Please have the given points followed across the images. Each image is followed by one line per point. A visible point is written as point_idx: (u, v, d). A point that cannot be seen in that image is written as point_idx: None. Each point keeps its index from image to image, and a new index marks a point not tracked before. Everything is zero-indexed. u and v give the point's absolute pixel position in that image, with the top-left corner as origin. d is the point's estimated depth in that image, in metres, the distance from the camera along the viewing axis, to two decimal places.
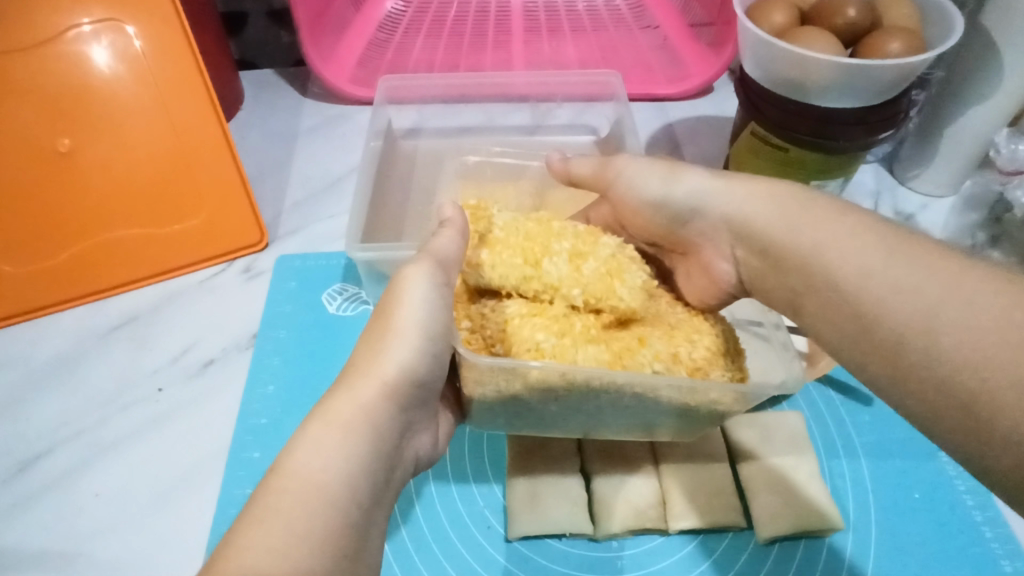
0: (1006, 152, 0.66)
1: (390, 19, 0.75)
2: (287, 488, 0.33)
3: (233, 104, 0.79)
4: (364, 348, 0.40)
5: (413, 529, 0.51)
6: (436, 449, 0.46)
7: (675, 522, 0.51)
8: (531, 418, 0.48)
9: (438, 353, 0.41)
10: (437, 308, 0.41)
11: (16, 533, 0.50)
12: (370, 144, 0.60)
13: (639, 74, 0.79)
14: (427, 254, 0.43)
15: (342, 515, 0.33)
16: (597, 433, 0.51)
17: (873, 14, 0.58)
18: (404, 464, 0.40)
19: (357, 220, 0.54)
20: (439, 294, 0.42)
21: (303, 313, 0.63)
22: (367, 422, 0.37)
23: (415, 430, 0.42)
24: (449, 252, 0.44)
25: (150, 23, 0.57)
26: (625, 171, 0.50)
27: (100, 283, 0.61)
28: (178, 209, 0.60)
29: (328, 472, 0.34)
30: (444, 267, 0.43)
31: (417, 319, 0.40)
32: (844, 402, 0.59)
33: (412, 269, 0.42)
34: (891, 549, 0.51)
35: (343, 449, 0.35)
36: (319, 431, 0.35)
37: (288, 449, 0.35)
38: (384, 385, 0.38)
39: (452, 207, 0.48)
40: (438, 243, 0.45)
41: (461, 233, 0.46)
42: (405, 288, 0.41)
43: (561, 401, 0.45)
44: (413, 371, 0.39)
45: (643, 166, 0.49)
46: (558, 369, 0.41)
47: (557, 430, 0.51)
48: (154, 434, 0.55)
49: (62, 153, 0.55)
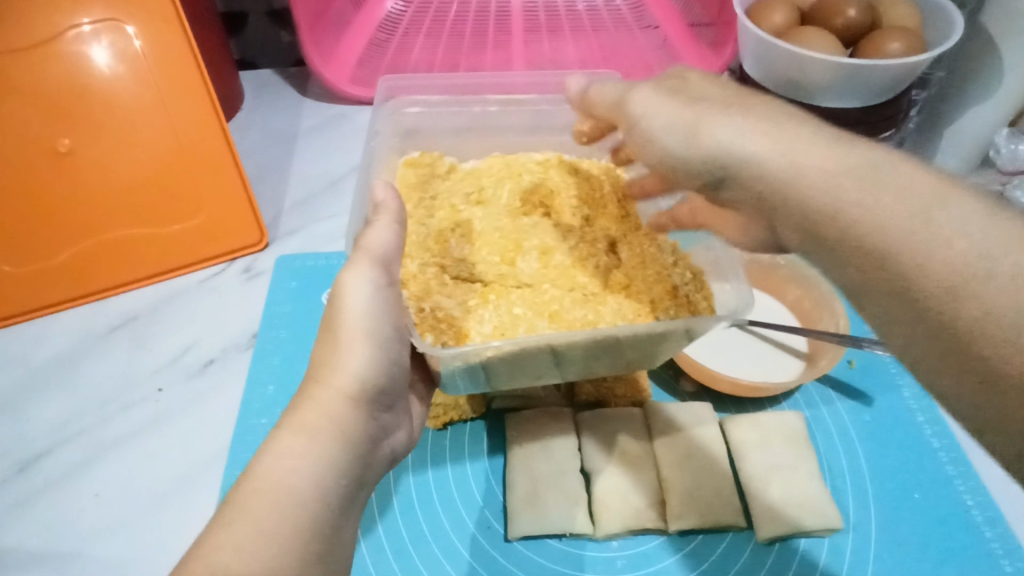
0: (1006, 152, 0.65)
1: (390, 18, 0.75)
2: (259, 490, 0.33)
3: (233, 104, 0.79)
4: (321, 351, 0.40)
5: (404, 501, 0.53)
6: (412, 441, 0.47)
7: (674, 522, 0.51)
8: (503, 375, 0.47)
9: (392, 358, 0.41)
10: (380, 303, 0.40)
11: (16, 534, 0.50)
12: (370, 144, 0.60)
13: (638, 74, 0.78)
14: (362, 250, 0.40)
15: (314, 516, 0.34)
16: (569, 373, 0.49)
17: (874, 14, 0.58)
18: (378, 461, 0.41)
19: (356, 222, 0.52)
20: (383, 296, 0.40)
21: (304, 314, 0.63)
22: (337, 430, 0.37)
23: (388, 430, 0.43)
24: (385, 245, 0.41)
25: (149, 22, 0.57)
26: (645, 115, 0.40)
27: (99, 283, 0.61)
28: (176, 209, 0.60)
29: (299, 477, 0.34)
30: (384, 263, 0.41)
31: (362, 330, 0.39)
32: (843, 401, 0.59)
33: (350, 273, 0.39)
34: (892, 547, 0.51)
35: (314, 455, 0.35)
36: (287, 440, 0.35)
37: (259, 456, 0.35)
38: (349, 397, 0.38)
39: (383, 185, 0.43)
40: (373, 235, 0.41)
41: (397, 220, 0.43)
42: (344, 296, 0.39)
43: (537, 359, 0.45)
44: (368, 377, 0.39)
45: (666, 106, 0.39)
46: (522, 344, 0.41)
47: (528, 379, 0.50)
48: (153, 434, 0.55)
49: (62, 153, 0.55)
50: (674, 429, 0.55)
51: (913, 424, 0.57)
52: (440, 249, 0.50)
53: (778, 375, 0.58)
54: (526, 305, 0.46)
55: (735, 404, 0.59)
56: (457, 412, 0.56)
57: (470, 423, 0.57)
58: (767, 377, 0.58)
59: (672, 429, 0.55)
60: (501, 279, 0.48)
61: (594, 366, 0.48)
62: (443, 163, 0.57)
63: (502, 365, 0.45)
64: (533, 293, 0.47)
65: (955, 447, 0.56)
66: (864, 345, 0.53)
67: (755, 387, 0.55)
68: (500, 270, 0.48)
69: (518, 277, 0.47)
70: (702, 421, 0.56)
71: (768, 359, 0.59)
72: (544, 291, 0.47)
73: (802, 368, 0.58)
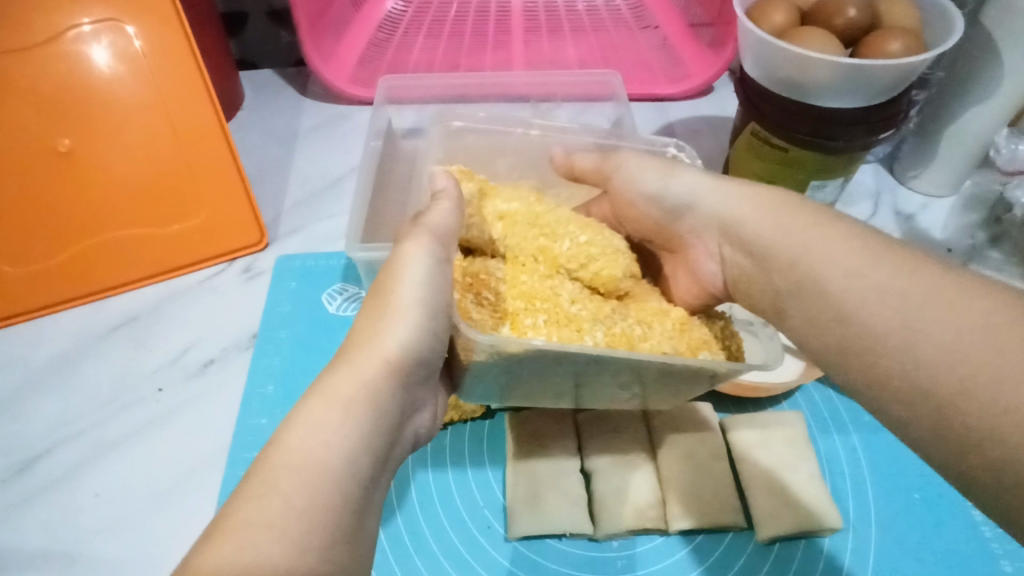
0: (1006, 152, 0.68)
1: (390, 19, 0.75)
2: (286, 463, 0.32)
3: (233, 103, 0.79)
4: (363, 322, 0.40)
5: (404, 503, 0.53)
6: (435, 427, 0.46)
7: (674, 522, 0.51)
8: (528, 378, 0.46)
9: (438, 331, 0.40)
10: (436, 275, 0.41)
11: (16, 533, 0.50)
12: (370, 144, 0.59)
13: (639, 73, 0.80)
14: (423, 226, 0.43)
15: (344, 492, 0.33)
16: (586, 402, 0.52)
17: (873, 14, 0.58)
18: (403, 444, 0.40)
19: (356, 221, 0.53)
20: (438, 270, 0.41)
21: (303, 314, 0.63)
22: (369, 401, 0.36)
23: (416, 409, 0.42)
24: (444, 225, 0.43)
25: (149, 23, 0.57)
26: (621, 163, 0.51)
27: (102, 282, 0.61)
28: (178, 208, 0.60)
29: (330, 450, 0.33)
30: (443, 241, 0.43)
31: (416, 297, 0.39)
32: (843, 401, 0.59)
33: (410, 243, 0.41)
34: (892, 548, 0.51)
35: (343, 429, 0.34)
36: (320, 409, 0.35)
37: (288, 427, 0.34)
38: (387, 364, 0.37)
39: (444, 175, 0.48)
40: (435, 215, 0.44)
41: (456, 205, 0.46)
42: (405, 264, 0.40)
43: (570, 364, 0.43)
44: (413, 349, 0.39)
45: (642, 160, 0.50)
46: (556, 349, 0.41)
47: (550, 391, 0.50)
48: (154, 434, 0.55)
49: (62, 152, 0.55)
50: (678, 425, 0.56)
51: None
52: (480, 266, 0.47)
53: (781, 375, 0.58)
54: (548, 314, 0.45)
55: (735, 404, 0.59)
56: (457, 412, 0.56)
57: (470, 422, 0.57)
58: (768, 380, 0.58)
59: (673, 421, 0.56)
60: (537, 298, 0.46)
61: (629, 382, 0.47)
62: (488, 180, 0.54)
63: (529, 369, 0.44)
64: (562, 314, 0.45)
65: None
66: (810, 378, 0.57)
67: (755, 386, 0.57)
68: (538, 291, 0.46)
69: (532, 291, 0.46)
70: (704, 421, 0.56)
71: None
72: (578, 314, 0.45)
73: (802, 369, 0.58)
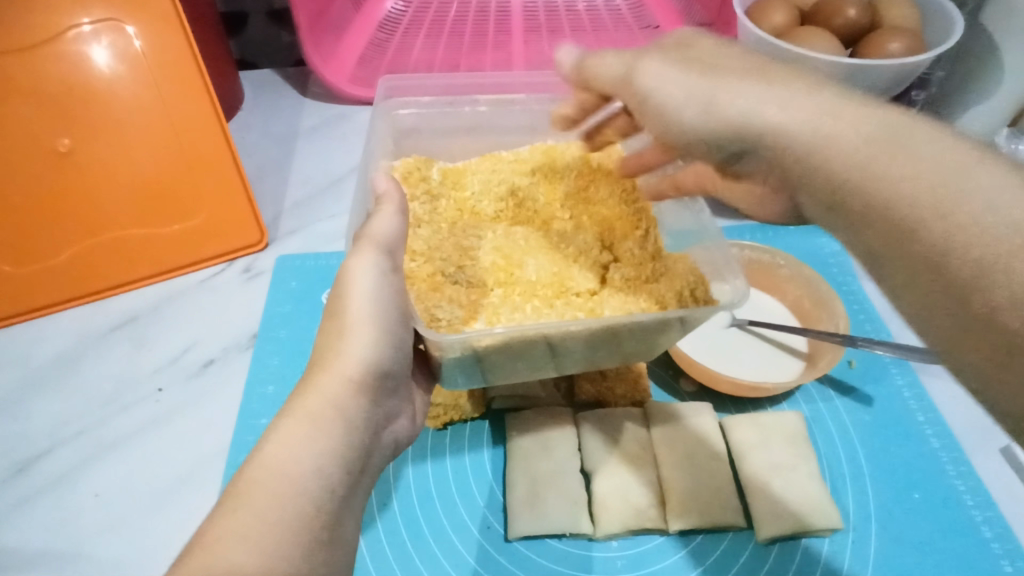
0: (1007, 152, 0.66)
1: (390, 18, 0.75)
2: (263, 477, 0.32)
3: (233, 103, 0.79)
4: (324, 339, 0.39)
5: (405, 502, 0.53)
6: (416, 429, 0.47)
7: (674, 522, 0.51)
8: (503, 366, 0.47)
9: (397, 343, 0.40)
10: (385, 288, 0.40)
11: (17, 533, 0.50)
12: (370, 144, 0.55)
13: None
14: (367, 237, 0.41)
15: (316, 504, 0.33)
16: (566, 368, 0.49)
17: (874, 14, 0.58)
18: (381, 450, 0.40)
19: (356, 221, 0.52)
20: (387, 282, 0.40)
21: (304, 314, 0.63)
22: (337, 417, 0.36)
23: (391, 417, 0.42)
24: (389, 232, 0.42)
25: (149, 23, 0.57)
26: (656, 91, 0.39)
27: (99, 283, 0.61)
28: (177, 209, 0.60)
29: (301, 465, 0.33)
30: (389, 248, 0.42)
31: (367, 312, 0.39)
32: (843, 401, 0.59)
33: (356, 259, 0.40)
34: (890, 546, 0.51)
35: (314, 442, 0.35)
36: (290, 427, 0.35)
37: (262, 444, 0.34)
38: (349, 382, 0.38)
39: (385, 180, 0.45)
40: (377, 223, 0.42)
41: (399, 209, 0.44)
42: (352, 279, 0.39)
43: (544, 347, 0.44)
44: (374, 363, 0.39)
45: (678, 80, 0.38)
46: (527, 332, 0.41)
47: (524, 373, 0.49)
48: (154, 434, 0.55)
49: (62, 153, 0.55)
50: (669, 420, 0.56)
51: (913, 423, 0.57)
52: (469, 299, 0.45)
53: (780, 375, 0.58)
54: (526, 301, 0.46)
55: (735, 404, 0.60)
56: (457, 412, 0.56)
57: (470, 422, 0.57)
58: (768, 378, 0.58)
59: (668, 418, 0.56)
60: (521, 292, 0.46)
61: (599, 354, 0.47)
62: (453, 174, 0.54)
63: (503, 356, 0.44)
64: (539, 298, 0.46)
65: (955, 447, 0.56)
66: (863, 345, 0.54)
67: (757, 387, 0.56)
68: (520, 296, 0.46)
69: (524, 291, 0.46)
70: (701, 421, 0.56)
71: (769, 358, 0.59)
72: (553, 301, 0.46)
73: (802, 369, 0.58)
